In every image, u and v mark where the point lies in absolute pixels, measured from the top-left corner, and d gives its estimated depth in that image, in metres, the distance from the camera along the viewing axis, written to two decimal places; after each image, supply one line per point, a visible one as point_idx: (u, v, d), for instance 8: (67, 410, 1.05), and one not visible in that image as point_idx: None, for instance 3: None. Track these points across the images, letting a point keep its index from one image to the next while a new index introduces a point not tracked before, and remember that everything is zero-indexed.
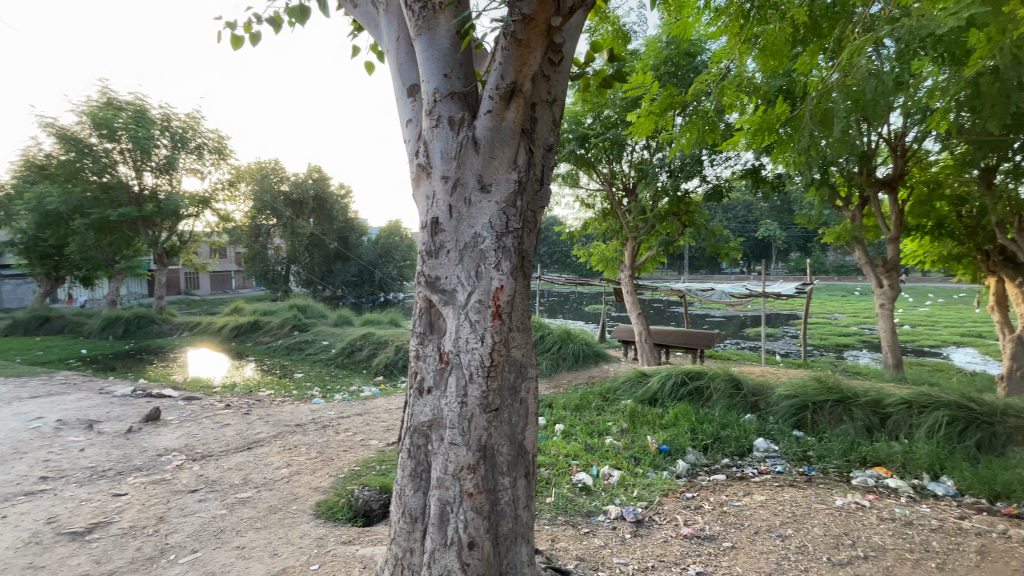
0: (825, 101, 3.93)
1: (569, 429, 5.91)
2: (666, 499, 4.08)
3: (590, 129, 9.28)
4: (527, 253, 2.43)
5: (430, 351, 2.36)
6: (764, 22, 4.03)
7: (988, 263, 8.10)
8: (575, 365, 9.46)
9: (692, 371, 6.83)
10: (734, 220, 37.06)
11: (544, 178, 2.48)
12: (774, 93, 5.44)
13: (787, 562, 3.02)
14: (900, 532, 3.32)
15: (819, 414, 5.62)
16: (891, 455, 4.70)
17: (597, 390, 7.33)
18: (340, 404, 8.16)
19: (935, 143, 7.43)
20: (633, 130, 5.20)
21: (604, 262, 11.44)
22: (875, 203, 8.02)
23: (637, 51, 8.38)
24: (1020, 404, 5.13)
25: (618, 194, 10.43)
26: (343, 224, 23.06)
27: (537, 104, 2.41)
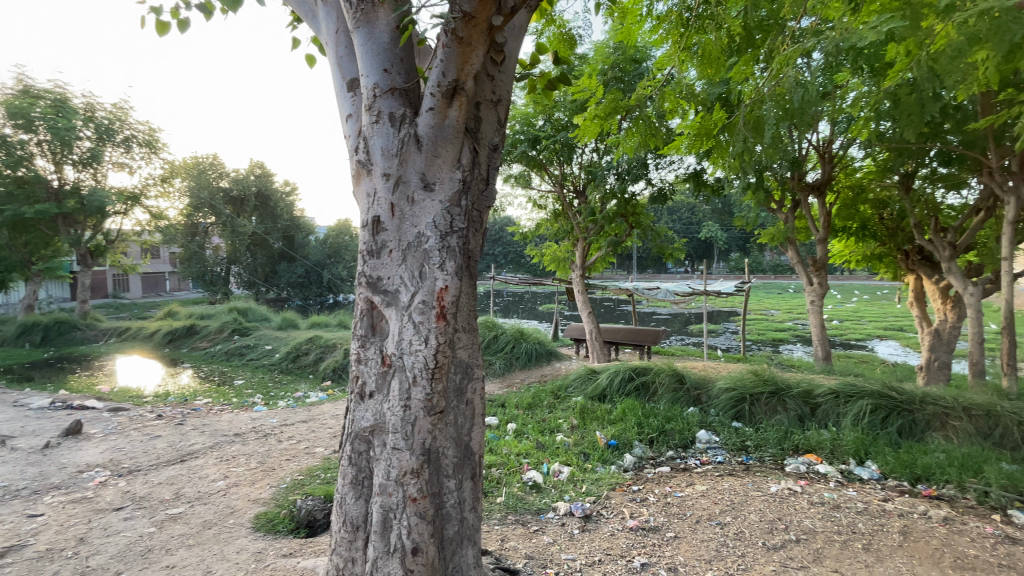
0: (758, 109, 4.15)
1: (521, 428, 5.92)
2: (613, 493, 4.17)
3: (540, 131, 9.35)
4: (473, 253, 2.40)
5: (372, 354, 2.30)
6: (703, 31, 4.20)
7: (907, 262, 8.76)
8: (528, 364, 9.51)
9: (639, 367, 7.06)
10: (679, 221, 38.64)
11: (489, 178, 2.45)
12: (714, 100, 5.68)
13: (726, 549, 3.15)
14: (829, 515, 3.55)
15: (756, 405, 5.91)
16: (821, 442, 5.02)
17: (549, 388, 7.41)
18: (284, 411, 7.82)
19: (858, 151, 8.02)
20: (579, 133, 5.27)
21: (556, 263, 11.57)
22: (805, 206, 8.57)
23: (585, 56, 8.56)
24: (936, 392, 5.59)
25: (569, 195, 10.60)
26: (288, 222, 22.12)
27: (482, 103, 2.39)
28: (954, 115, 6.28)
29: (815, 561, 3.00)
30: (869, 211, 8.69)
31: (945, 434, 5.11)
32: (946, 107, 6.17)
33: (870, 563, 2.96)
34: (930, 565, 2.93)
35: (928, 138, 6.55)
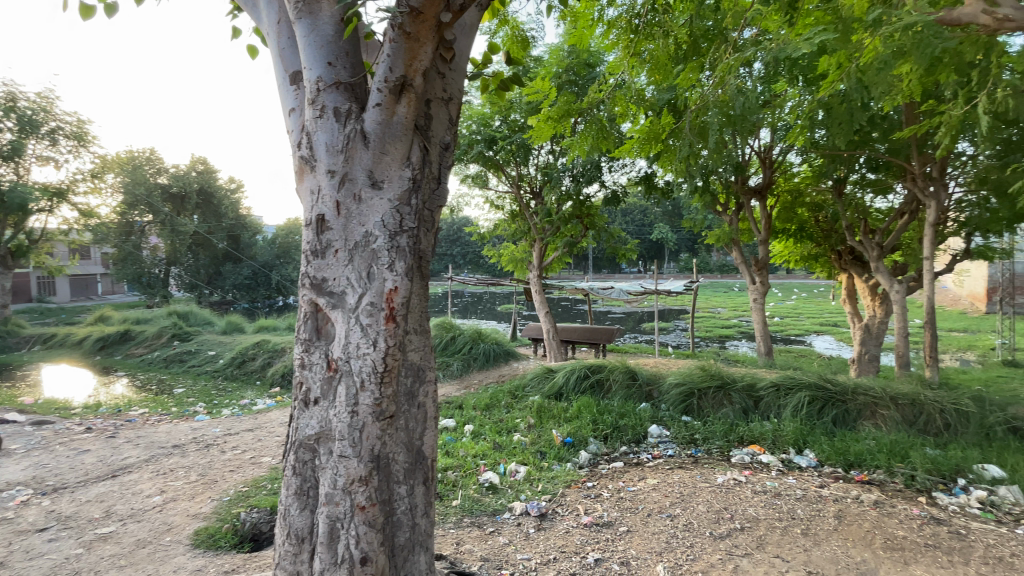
0: (702, 115, 4.33)
1: (478, 429, 5.89)
2: (569, 490, 4.21)
3: (497, 131, 9.32)
4: (424, 253, 2.35)
5: (317, 359, 2.22)
6: (651, 38, 4.33)
7: (840, 262, 9.32)
8: (486, 364, 9.48)
9: (594, 364, 7.18)
10: (632, 223, 39.73)
11: (440, 176, 2.41)
12: (664, 105, 5.85)
13: (676, 540, 3.25)
14: (771, 503, 3.72)
15: (703, 399, 6.14)
16: (764, 433, 5.27)
17: (506, 388, 7.40)
18: (229, 420, 7.43)
19: (796, 157, 8.49)
20: (533, 134, 5.28)
21: (514, 263, 11.59)
22: (748, 209, 8.98)
23: (540, 58, 8.61)
24: (866, 383, 5.98)
25: (526, 197, 10.63)
26: (233, 221, 21.07)
27: (432, 100, 2.34)
28: (881, 125, 6.82)
29: (758, 548, 3.13)
30: (806, 213, 9.21)
31: (875, 422, 5.49)
32: (874, 117, 6.72)
33: (809, 547, 3.12)
34: (862, 546, 3.13)
35: (857, 146, 7.01)
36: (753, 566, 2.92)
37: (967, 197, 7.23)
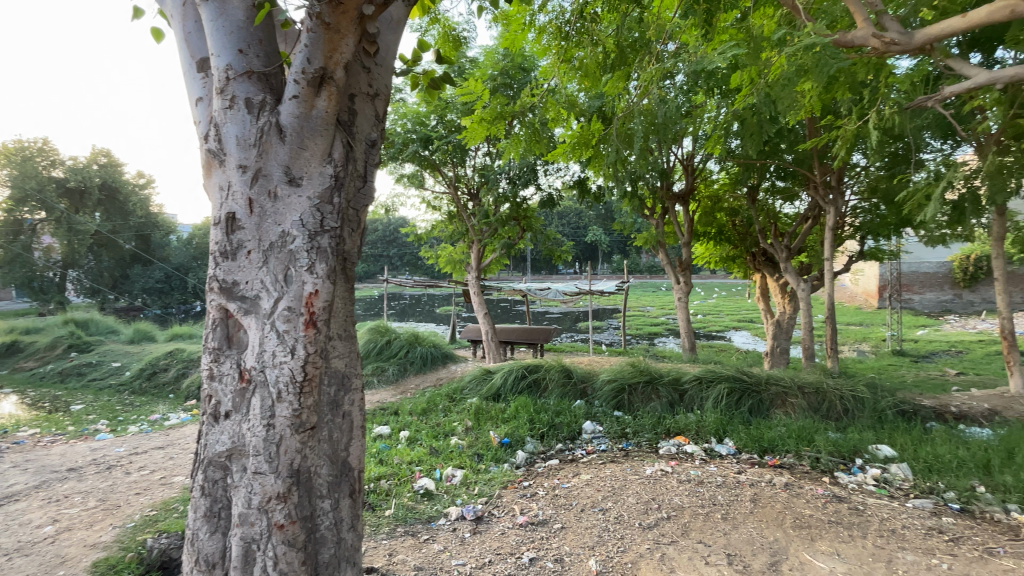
0: (629, 122, 4.49)
1: (414, 434, 5.76)
2: (505, 491, 4.21)
3: (433, 131, 9.17)
4: (349, 255, 2.24)
5: (227, 369, 2.07)
6: (581, 45, 4.46)
7: (754, 263, 10.06)
8: (423, 368, 9.30)
9: (530, 364, 7.27)
10: (567, 226, 40.72)
11: (366, 174, 2.32)
12: (595, 110, 6.03)
13: (607, 533, 3.34)
14: (695, 491, 3.92)
15: (633, 395, 6.39)
16: (688, 424, 5.55)
17: (444, 391, 7.31)
18: (137, 438, 6.76)
19: (715, 165, 9.08)
20: (467, 135, 5.24)
21: (452, 264, 11.48)
22: (673, 213, 9.48)
23: (476, 59, 8.59)
24: (777, 374, 6.48)
25: (463, 198, 10.55)
26: (143, 219, 19.26)
27: (356, 95, 2.25)
28: (788, 137, 7.43)
29: (682, 535, 3.28)
30: (724, 218, 9.87)
31: (785, 410, 5.96)
32: (782, 130, 7.31)
33: (728, 531, 3.32)
34: (774, 526, 3.37)
35: (767, 155, 7.62)
36: (678, 553, 3.06)
37: (861, 204, 8.04)
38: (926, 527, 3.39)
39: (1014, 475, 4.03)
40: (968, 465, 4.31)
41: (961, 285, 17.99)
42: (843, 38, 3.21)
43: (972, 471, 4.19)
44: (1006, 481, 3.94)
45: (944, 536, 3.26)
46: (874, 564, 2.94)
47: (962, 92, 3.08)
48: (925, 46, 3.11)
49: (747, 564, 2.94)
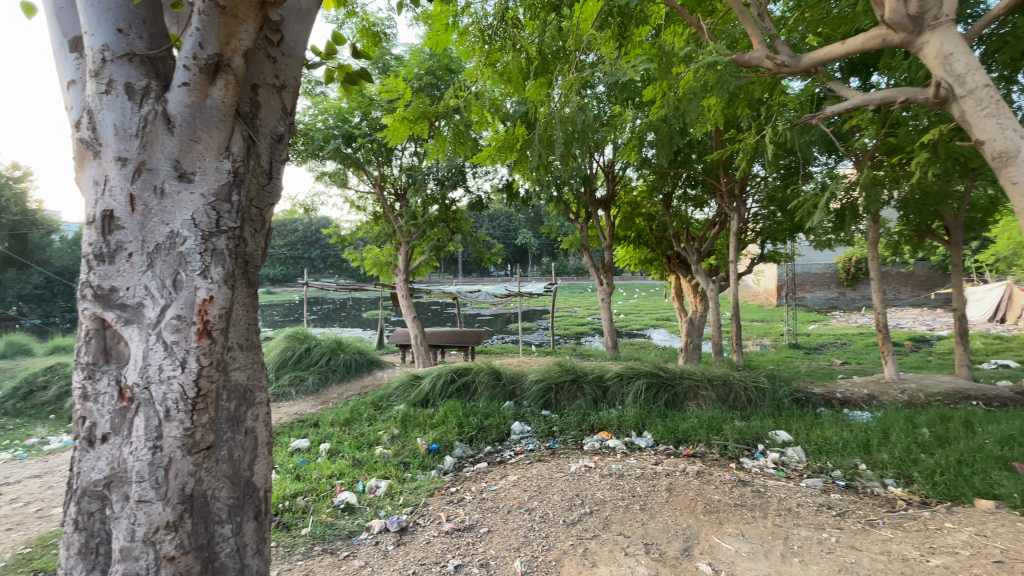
0: (551, 128, 4.57)
1: (336, 446, 5.49)
2: (431, 499, 4.12)
3: (356, 128, 8.85)
4: (251, 258, 2.09)
5: (104, 387, 1.85)
6: (504, 51, 4.50)
7: (670, 265, 10.70)
8: (347, 375, 8.91)
9: (459, 367, 7.19)
10: (498, 228, 41.05)
11: (271, 172, 2.17)
12: (519, 113, 6.10)
13: (533, 533, 3.36)
14: (616, 484, 4.06)
15: (560, 393, 6.54)
16: (611, 420, 5.77)
17: (369, 399, 7.05)
18: (7, 466, 5.86)
19: (634, 173, 9.55)
20: (389, 134, 5.09)
21: (378, 267, 11.13)
22: (596, 218, 9.84)
23: (402, 57, 8.39)
24: (689, 368, 6.91)
25: (390, 198, 10.25)
26: (17, 216, 16.83)
27: (259, 86, 2.10)
28: (697, 147, 7.98)
29: (604, 528, 3.39)
30: (642, 222, 10.41)
31: (697, 402, 6.37)
32: (691, 142, 7.86)
33: (645, 521, 3.47)
34: (687, 513, 3.57)
35: (679, 164, 8.13)
36: (600, 547, 3.14)
37: (761, 211, 8.79)
38: (817, 504, 3.75)
39: (888, 452, 4.56)
40: (851, 445, 4.84)
41: (845, 284, 20.29)
42: (742, 58, 3.49)
43: (854, 451, 4.70)
44: (883, 458, 4.45)
45: (832, 512, 3.63)
46: (773, 541, 3.19)
47: (840, 112, 3.43)
48: (810, 69, 3.44)
49: (663, 552, 3.08)
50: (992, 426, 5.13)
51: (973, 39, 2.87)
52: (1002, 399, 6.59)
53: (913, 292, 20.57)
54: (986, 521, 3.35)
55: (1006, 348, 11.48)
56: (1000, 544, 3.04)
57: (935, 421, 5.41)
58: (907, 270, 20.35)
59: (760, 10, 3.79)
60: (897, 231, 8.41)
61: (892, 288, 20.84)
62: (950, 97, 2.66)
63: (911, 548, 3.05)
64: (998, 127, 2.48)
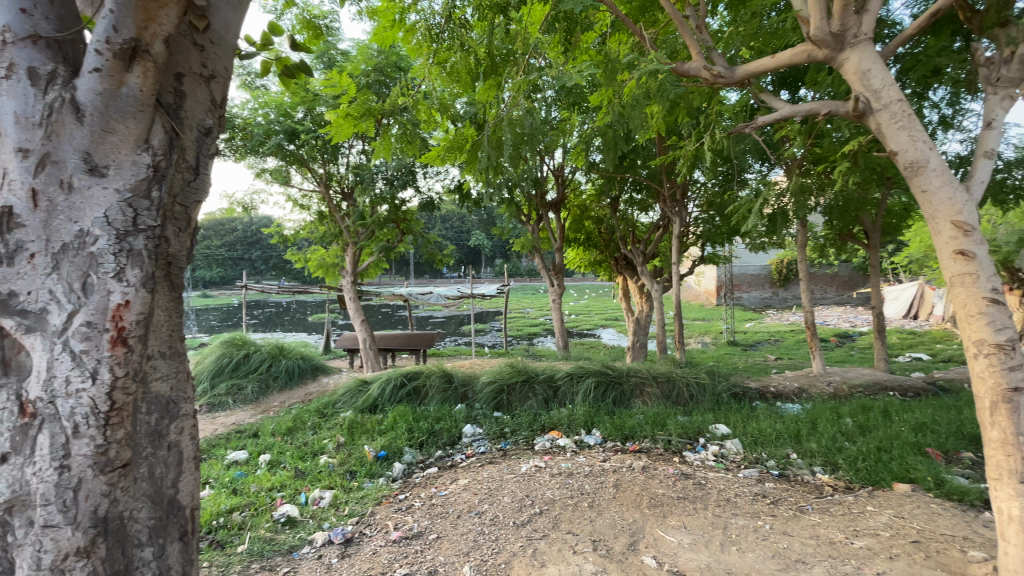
0: (499, 129, 4.55)
1: (277, 457, 5.24)
2: (379, 507, 4.00)
3: (299, 124, 8.50)
4: (175, 259, 1.94)
5: (3, 402, 1.67)
6: (452, 51, 4.46)
7: (617, 266, 10.98)
8: (289, 383, 8.54)
9: (409, 371, 7.05)
10: (450, 229, 40.73)
11: (198, 167, 2.02)
12: (469, 113, 6.06)
13: (482, 537, 3.33)
14: (565, 483, 4.11)
15: (512, 394, 6.56)
16: (561, 419, 5.84)
17: (314, 407, 6.77)
18: None
19: (583, 177, 9.74)
20: (333, 131, 4.90)
21: (323, 268, 10.76)
22: (547, 220, 9.96)
23: (348, 52, 8.14)
24: (636, 367, 7.11)
25: (336, 197, 9.92)
26: None
27: (184, 75, 1.96)
28: (642, 153, 8.25)
29: (553, 528, 3.41)
30: (591, 225, 10.64)
31: (643, 398, 6.56)
32: (636, 148, 8.12)
33: (593, 517, 3.53)
34: (633, 508, 3.66)
35: (625, 169, 8.38)
36: (549, 546, 3.16)
37: (701, 215, 9.22)
38: (753, 494, 3.95)
39: (816, 441, 4.88)
40: (783, 435, 5.14)
41: (778, 284, 21.61)
42: (681, 67, 3.62)
43: (786, 441, 5.00)
44: (811, 448, 4.76)
45: (766, 500, 3.83)
46: (713, 532, 3.33)
47: (772, 122, 3.63)
48: (743, 81, 3.62)
49: (610, 548, 3.13)
50: (906, 414, 5.61)
51: (887, 58, 3.11)
52: (913, 389, 7.23)
53: (838, 292, 22.21)
54: (902, 504, 3.66)
55: (917, 342, 12.61)
56: (914, 524, 3.32)
57: (856, 411, 5.84)
58: (833, 271, 21.96)
59: (697, 24, 3.96)
60: (823, 235, 9.04)
61: (819, 287, 22.40)
62: (867, 110, 2.84)
63: (837, 531, 3.27)
64: (910, 138, 2.70)
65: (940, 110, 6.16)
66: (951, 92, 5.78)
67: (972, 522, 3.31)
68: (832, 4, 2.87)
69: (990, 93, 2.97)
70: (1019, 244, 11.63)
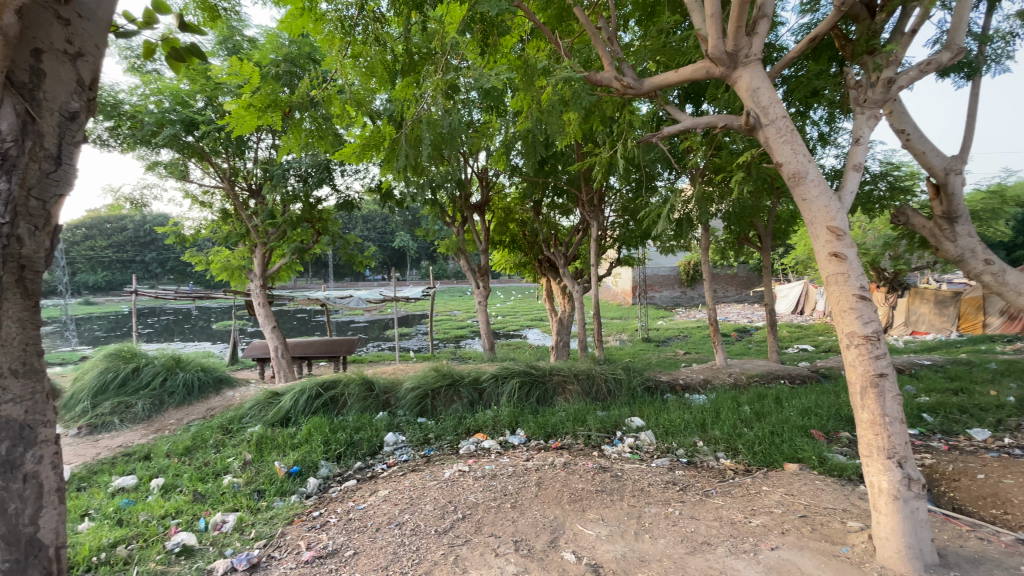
0: (418, 128, 4.42)
1: (172, 480, 4.74)
2: (290, 527, 3.74)
3: (198, 114, 7.77)
4: (31, 262, 1.69)
5: None
6: (368, 47, 4.29)
7: (541, 268, 11.19)
8: (188, 398, 7.78)
9: (326, 381, 6.68)
10: (372, 231, 39.43)
11: (62, 157, 1.77)
12: (387, 110, 5.87)
13: (402, 548, 3.22)
14: (488, 485, 4.10)
15: (436, 399, 6.45)
16: (486, 421, 5.83)
17: (217, 423, 6.22)
18: None
19: (506, 180, 9.82)
20: (235, 123, 4.56)
21: (227, 271, 9.94)
22: (471, 223, 9.92)
23: (256, 40, 7.60)
24: (559, 366, 7.28)
25: (242, 194, 9.21)
26: None
27: (44, 52, 1.68)
28: (562, 159, 8.48)
29: (476, 532, 3.38)
30: (515, 228, 10.76)
31: (565, 396, 6.72)
32: (556, 154, 8.34)
33: (515, 518, 3.55)
34: (554, 505, 3.73)
35: (546, 173, 8.56)
36: (471, 551, 3.13)
37: (617, 220, 9.67)
38: (665, 482, 4.18)
39: (719, 429, 5.28)
40: (691, 424, 5.51)
41: (687, 284, 23.22)
42: (594, 76, 3.76)
43: (694, 430, 5.35)
44: (715, 435, 5.14)
45: (676, 487, 4.07)
46: (628, 521, 3.48)
47: (677, 133, 3.88)
48: (652, 92, 3.81)
49: (531, 547, 3.16)
50: (794, 400, 6.24)
51: (774, 78, 3.43)
52: (801, 377, 8.06)
53: (738, 291, 24.32)
54: (792, 482, 4.05)
55: (804, 335, 14.09)
56: (802, 500, 3.69)
57: (753, 399, 6.40)
58: (733, 272, 24.00)
59: (610, 35, 4.12)
60: (724, 239, 9.83)
61: (721, 287, 24.37)
62: (757, 125, 3.12)
63: (737, 512, 3.55)
64: (792, 152, 2.99)
65: (819, 128, 6.91)
66: (828, 112, 6.52)
67: (849, 495, 3.75)
68: (727, 25, 3.13)
69: (860, 112, 3.37)
70: (881, 248, 13.41)
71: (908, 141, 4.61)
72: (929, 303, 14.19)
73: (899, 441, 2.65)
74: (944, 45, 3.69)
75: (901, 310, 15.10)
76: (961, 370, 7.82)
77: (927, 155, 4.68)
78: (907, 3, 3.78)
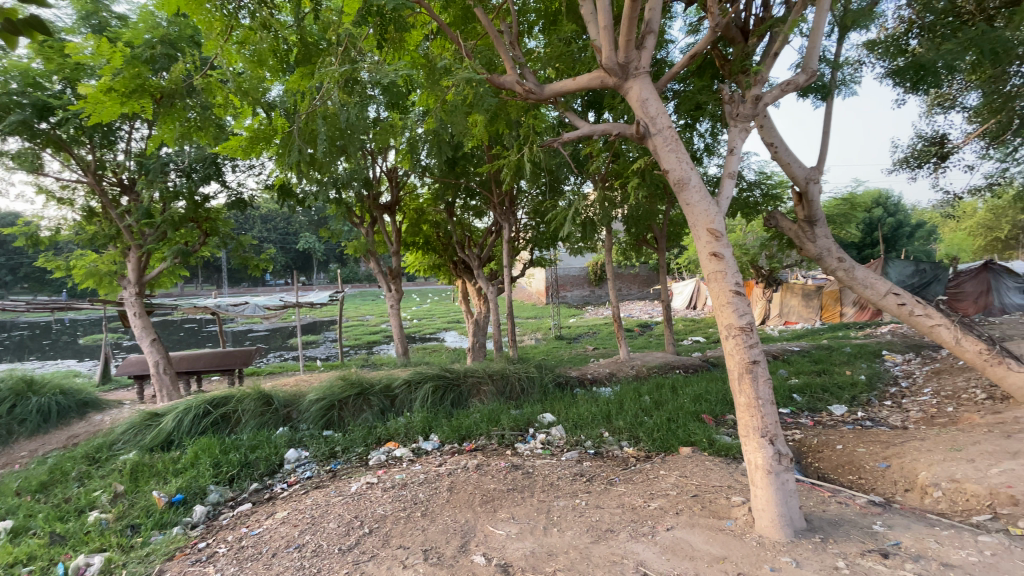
0: (313, 121, 4.16)
1: (21, 523, 4.05)
2: (170, 563, 3.36)
3: (53, 97, 6.75)
4: None
5: None
6: (255, 32, 3.98)
7: (455, 270, 11.11)
8: (43, 427, 6.72)
9: (216, 398, 6.08)
10: (273, 232, 36.82)
11: None
12: (282, 103, 5.47)
13: (302, 572, 3.02)
14: (397, 495, 3.98)
15: (344, 409, 6.14)
16: (398, 429, 5.64)
17: (80, 453, 5.43)
18: None
19: (417, 180, 9.61)
20: (93, 107, 4.02)
21: (94, 278, 8.71)
22: (381, 223, 9.59)
23: (126, 17, 6.76)
24: (473, 367, 7.26)
25: (112, 190, 8.13)
26: None
27: None
28: (471, 160, 8.46)
29: (383, 546, 3.26)
30: (428, 229, 10.56)
31: (479, 397, 6.72)
32: (466, 155, 8.31)
33: (425, 526, 3.48)
34: (465, 509, 3.70)
35: (457, 173, 8.50)
36: (378, 566, 3.01)
37: (529, 222, 9.87)
38: (573, 474, 4.33)
39: (623, 419, 5.58)
40: (598, 417, 5.76)
41: (595, 283, 24.33)
42: (496, 79, 3.78)
43: (600, 422, 5.61)
44: (620, 426, 5.42)
45: (583, 478, 4.24)
46: (537, 517, 3.55)
47: (576, 139, 4.03)
48: (552, 99, 3.91)
49: (441, 554, 3.11)
50: (688, 388, 6.77)
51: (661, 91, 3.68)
52: (693, 366, 8.79)
53: (640, 289, 25.97)
54: (686, 465, 4.39)
55: (697, 327, 15.37)
56: (694, 481, 4.01)
57: (653, 390, 6.85)
58: (635, 271, 25.59)
59: (512, 40, 4.18)
60: (626, 241, 10.41)
61: (625, 286, 25.88)
62: (647, 133, 3.31)
63: (637, 498, 3.76)
64: (677, 160, 3.24)
65: (705, 139, 7.57)
66: (711, 125, 7.15)
67: (733, 472, 4.14)
68: (618, 39, 3.31)
69: (733, 126, 3.73)
70: (759, 248, 15.02)
71: (776, 152, 5.20)
72: (797, 296, 16.17)
73: (770, 420, 2.96)
74: (801, 68, 4.19)
75: (777, 303, 17.03)
76: (823, 354, 8.97)
77: (791, 165, 5.32)
78: (773, 30, 4.23)
